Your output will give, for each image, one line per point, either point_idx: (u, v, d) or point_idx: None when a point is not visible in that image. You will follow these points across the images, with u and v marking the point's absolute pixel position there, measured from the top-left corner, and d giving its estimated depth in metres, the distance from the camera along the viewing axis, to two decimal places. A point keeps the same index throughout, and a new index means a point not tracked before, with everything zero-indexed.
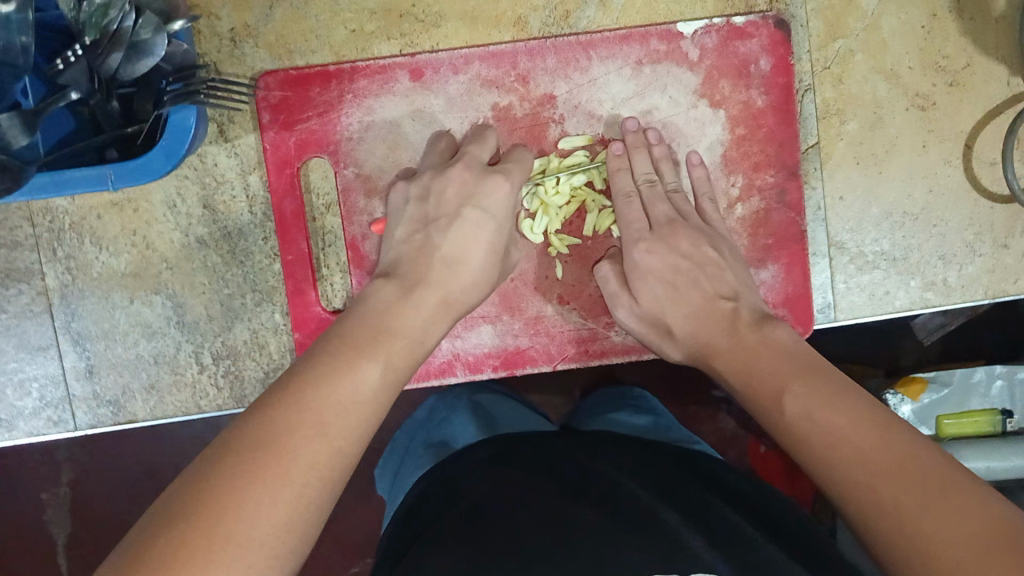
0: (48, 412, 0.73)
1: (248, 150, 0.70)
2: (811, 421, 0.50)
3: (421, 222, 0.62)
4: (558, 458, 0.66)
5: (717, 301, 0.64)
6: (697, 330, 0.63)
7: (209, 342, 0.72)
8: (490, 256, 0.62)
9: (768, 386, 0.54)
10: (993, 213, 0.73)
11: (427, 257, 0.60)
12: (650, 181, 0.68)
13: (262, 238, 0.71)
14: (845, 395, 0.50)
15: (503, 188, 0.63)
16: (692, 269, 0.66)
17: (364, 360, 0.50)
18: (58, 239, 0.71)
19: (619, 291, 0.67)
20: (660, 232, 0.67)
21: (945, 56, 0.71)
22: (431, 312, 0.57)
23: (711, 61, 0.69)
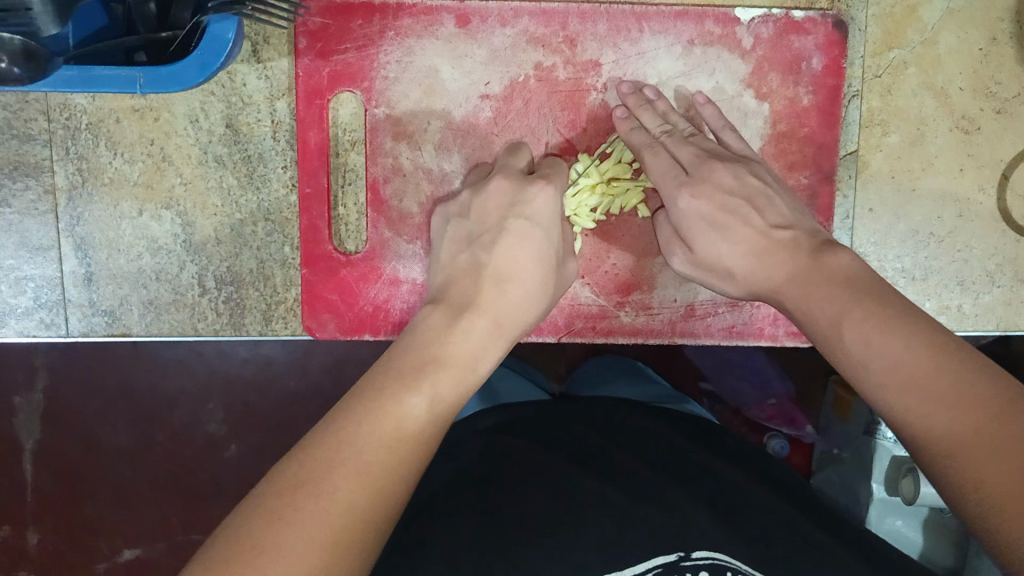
0: (41, 314, 0.72)
1: (279, 75, 0.68)
2: (868, 347, 0.49)
3: (465, 242, 0.61)
4: (564, 424, 0.72)
5: (772, 234, 0.59)
6: (754, 270, 0.59)
7: (214, 265, 0.71)
8: (541, 266, 0.60)
9: (828, 313, 0.52)
10: (1018, 246, 0.72)
11: (475, 276, 0.59)
12: (665, 130, 0.65)
13: (282, 166, 0.69)
14: (904, 325, 0.48)
15: (547, 194, 0.62)
16: (740, 203, 0.60)
17: (410, 393, 0.48)
18: (72, 138, 0.69)
19: (676, 238, 0.65)
20: (698, 173, 0.62)
21: (997, 82, 0.70)
22: (481, 337, 0.55)
23: (763, 52, 0.67)
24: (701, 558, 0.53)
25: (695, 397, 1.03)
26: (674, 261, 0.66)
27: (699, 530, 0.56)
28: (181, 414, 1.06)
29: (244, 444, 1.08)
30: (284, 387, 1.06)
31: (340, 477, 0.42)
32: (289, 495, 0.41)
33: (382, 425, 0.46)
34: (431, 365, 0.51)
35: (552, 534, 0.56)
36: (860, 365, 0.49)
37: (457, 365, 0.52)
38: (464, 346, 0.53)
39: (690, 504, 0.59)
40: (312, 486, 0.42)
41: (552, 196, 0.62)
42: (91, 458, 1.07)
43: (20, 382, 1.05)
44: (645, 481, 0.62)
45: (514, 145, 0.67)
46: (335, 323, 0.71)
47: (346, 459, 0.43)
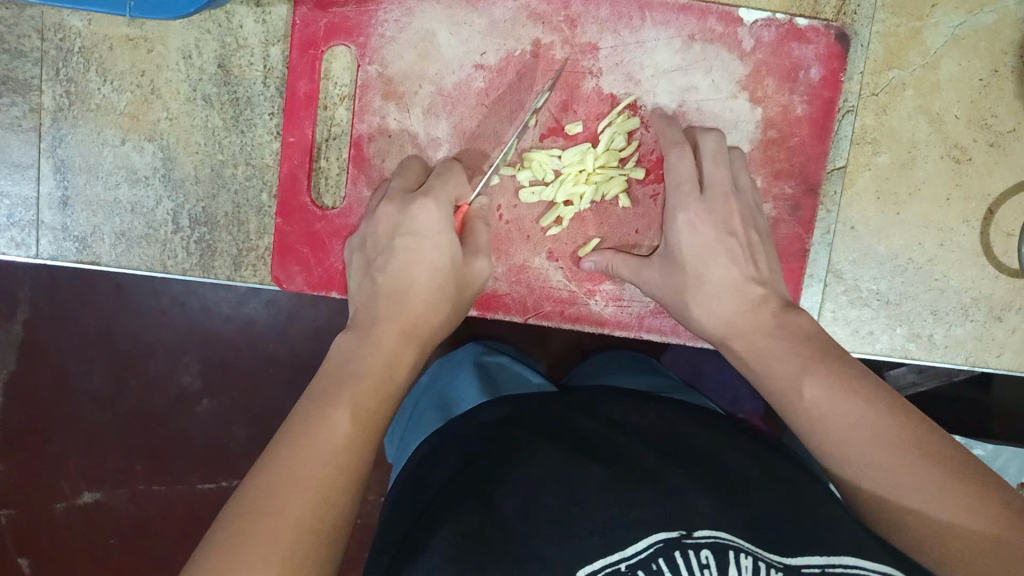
0: (12, 233, 0.71)
1: (276, 21, 0.68)
2: (824, 407, 0.51)
3: (365, 267, 0.62)
4: (570, 408, 0.69)
5: (750, 286, 0.61)
6: (716, 305, 0.61)
7: (190, 205, 0.70)
8: (440, 276, 0.60)
9: (787, 371, 0.54)
10: (996, 282, 0.71)
11: (376, 297, 0.59)
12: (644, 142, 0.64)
13: (268, 113, 0.69)
14: (866, 386, 0.51)
15: (428, 207, 0.61)
16: (735, 245, 0.62)
17: (335, 408, 0.48)
18: (64, 59, 0.69)
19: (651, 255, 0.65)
20: (710, 194, 0.63)
21: (993, 115, 0.69)
22: (393, 346, 0.55)
23: (762, 56, 0.67)
24: (703, 536, 0.49)
25: None
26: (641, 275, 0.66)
27: (700, 510, 0.51)
28: (156, 362, 1.06)
29: (217, 400, 1.07)
30: (262, 348, 1.05)
31: (284, 495, 0.42)
32: (233, 531, 0.40)
33: (312, 443, 0.45)
34: (351, 382, 0.51)
35: (558, 520, 0.53)
36: (820, 425, 0.51)
37: (376, 377, 0.52)
38: (376, 356, 0.54)
39: (699, 486, 0.55)
40: (254, 514, 0.41)
41: (432, 208, 0.61)
42: (61, 396, 1.06)
43: None
44: (649, 464, 0.58)
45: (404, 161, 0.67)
46: (302, 276, 0.70)
47: (280, 483, 0.43)
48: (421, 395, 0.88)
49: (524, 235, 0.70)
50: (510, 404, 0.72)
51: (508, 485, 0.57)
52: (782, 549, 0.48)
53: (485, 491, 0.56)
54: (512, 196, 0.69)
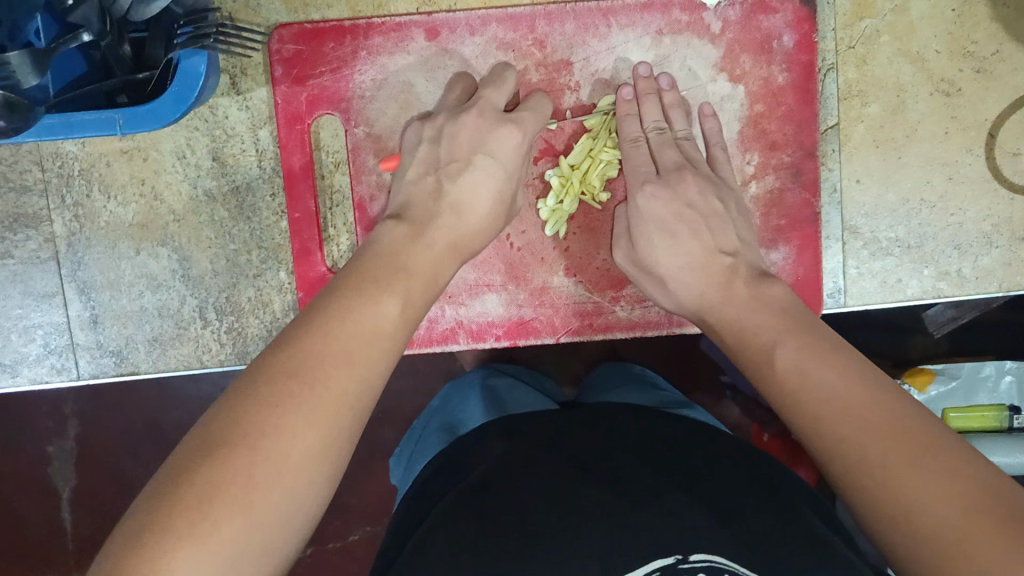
0: (52, 359, 0.73)
1: (259, 104, 0.69)
2: (803, 373, 0.49)
3: (431, 166, 0.62)
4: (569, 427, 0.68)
5: (718, 256, 0.62)
6: (685, 279, 0.62)
7: (213, 298, 0.72)
8: (497, 206, 0.61)
9: (762, 340, 0.53)
10: (1013, 204, 0.71)
11: (433, 202, 0.59)
12: (659, 127, 0.66)
13: (270, 194, 0.71)
14: (839, 357, 0.49)
15: (514, 138, 0.62)
16: (697, 218, 0.64)
17: (383, 298, 0.49)
18: (67, 185, 0.71)
19: (624, 233, 0.67)
20: (666, 177, 0.65)
21: (973, 42, 0.69)
22: (440, 253, 0.56)
23: (733, 35, 0.68)
24: (699, 561, 0.48)
25: (715, 387, 1.01)
26: (617, 252, 0.68)
27: (691, 528, 0.50)
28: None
29: None
30: None
31: (269, 413, 0.42)
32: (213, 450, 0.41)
33: (307, 365, 0.44)
34: (402, 276, 0.52)
35: (554, 538, 0.52)
36: (787, 386, 0.49)
37: (424, 277, 0.53)
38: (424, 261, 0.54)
39: (694, 500, 0.54)
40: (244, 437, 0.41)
41: (518, 138, 0.62)
42: (121, 497, 1.08)
43: (47, 431, 1.06)
44: (645, 477, 0.57)
45: (454, 78, 0.66)
46: None
47: (266, 406, 0.42)
48: (424, 428, 0.89)
49: (539, 257, 0.71)
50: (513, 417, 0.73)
51: (503, 497, 0.57)
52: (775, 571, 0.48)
53: (480, 508, 0.56)
54: (519, 223, 0.70)
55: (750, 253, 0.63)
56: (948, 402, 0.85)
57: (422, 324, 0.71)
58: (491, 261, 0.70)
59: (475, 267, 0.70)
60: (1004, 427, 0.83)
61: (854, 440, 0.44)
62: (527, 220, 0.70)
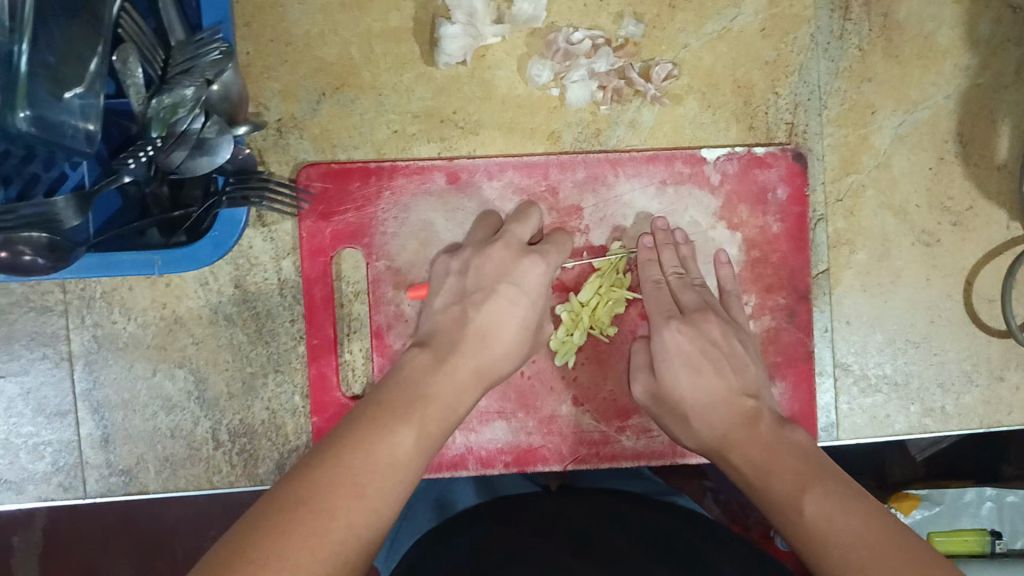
0: (59, 477, 0.74)
1: (284, 236, 0.72)
2: (827, 521, 0.53)
3: (458, 295, 0.65)
4: (568, 526, 0.72)
5: (741, 397, 0.67)
6: (710, 418, 0.66)
7: (226, 419, 0.74)
8: (522, 333, 0.65)
9: (785, 489, 0.57)
10: (990, 346, 0.76)
11: (462, 328, 0.63)
12: (677, 272, 0.71)
13: (289, 320, 0.73)
14: (861, 507, 0.53)
15: (538, 269, 0.66)
16: (720, 357, 0.68)
17: (404, 426, 0.53)
18: (88, 307, 0.73)
19: (642, 367, 0.71)
20: (690, 316, 0.70)
21: (950, 197, 0.75)
22: (462, 380, 0.59)
23: (731, 186, 0.73)
24: None
25: (698, 491, 1.02)
26: (634, 385, 0.71)
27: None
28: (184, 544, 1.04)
29: None
30: None
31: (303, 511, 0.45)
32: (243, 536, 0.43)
33: (336, 481, 0.47)
34: (421, 403, 0.56)
35: None
36: (811, 524, 0.54)
37: (442, 404, 0.57)
38: (445, 386, 0.58)
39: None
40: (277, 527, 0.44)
41: (542, 270, 0.66)
42: None
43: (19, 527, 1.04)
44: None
45: (485, 215, 0.71)
46: None
47: (305, 508, 0.45)
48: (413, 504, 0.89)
49: (548, 387, 0.73)
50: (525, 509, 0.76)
51: None
52: None
53: None
54: None
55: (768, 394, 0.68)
56: (933, 526, 0.88)
57: None
58: (502, 389, 0.73)
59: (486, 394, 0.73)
60: (988, 552, 0.86)
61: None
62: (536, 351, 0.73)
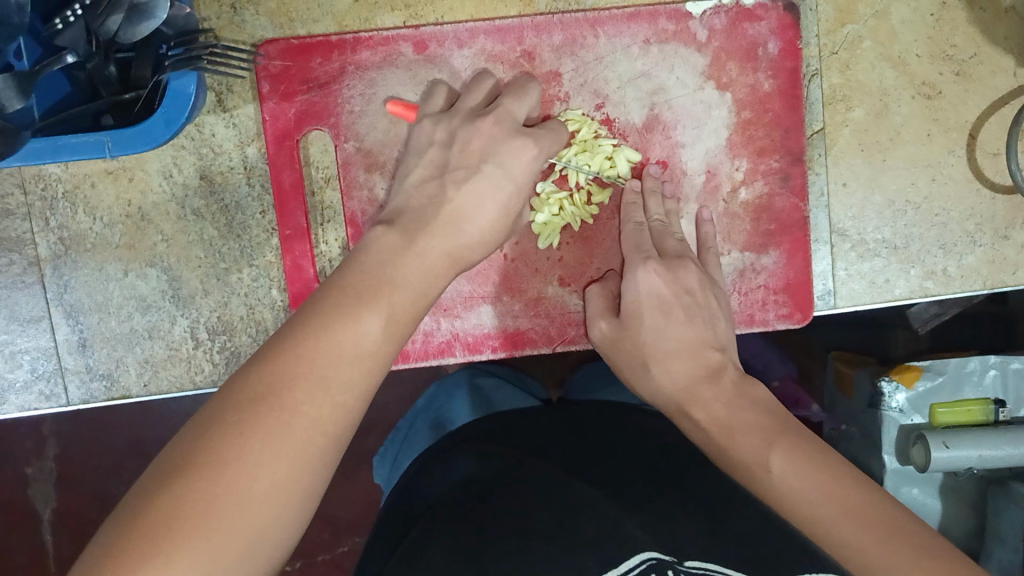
0: (40, 385, 0.72)
1: (246, 121, 0.69)
2: (794, 478, 0.50)
3: (437, 170, 0.58)
4: (557, 442, 0.70)
5: (708, 351, 0.63)
6: (672, 367, 0.62)
7: (204, 317, 0.71)
8: (501, 219, 0.57)
9: (749, 444, 0.54)
10: (994, 203, 0.72)
11: (436, 207, 0.55)
12: (660, 220, 0.68)
13: (260, 211, 0.70)
14: (829, 463, 0.50)
15: (528, 152, 0.59)
16: (693, 306, 0.65)
17: (369, 312, 0.46)
18: (51, 208, 0.70)
19: (602, 313, 0.67)
20: (667, 261, 0.66)
21: (952, 45, 0.70)
22: (433, 262, 0.52)
23: (719, 43, 0.69)
24: (695, 566, 0.50)
25: None
26: (593, 331, 0.67)
27: (688, 536, 0.54)
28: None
29: None
30: None
31: (300, 391, 0.41)
32: (235, 418, 0.40)
33: (325, 358, 0.43)
34: (386, 288, 0.48)
35: (549, 539, 0.53)
36: (784, 491, 0.50)
37: (408, 291, 0.49)
38: (418, 269, 0.51)
39: (688, 516, 0.57)
40: (276, 400, 0.41)
41: (531, 154, 0.59)
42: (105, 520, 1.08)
43: (27, 453, 1.07)
44: (642, 492, 0.60)
45: (478, 77, 0.65)
46: None
47: (302, 367, 0.42)
48: (412, 422, 0.88)
49: (532, 268, 0.71)
50: (504, 419, 0.76)
51: (503, 504, 0.59)
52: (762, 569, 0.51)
53: (481, 518, 0.57)
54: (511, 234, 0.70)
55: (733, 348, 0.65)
56: (935, 399, 0.85)
57: (418, 338, 0.71)
58: (486, 273, 0.70)
59: (470, 279, 0.70)
60: (991, 421, 0.84)
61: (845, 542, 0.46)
62: (519, 231, 0.70)
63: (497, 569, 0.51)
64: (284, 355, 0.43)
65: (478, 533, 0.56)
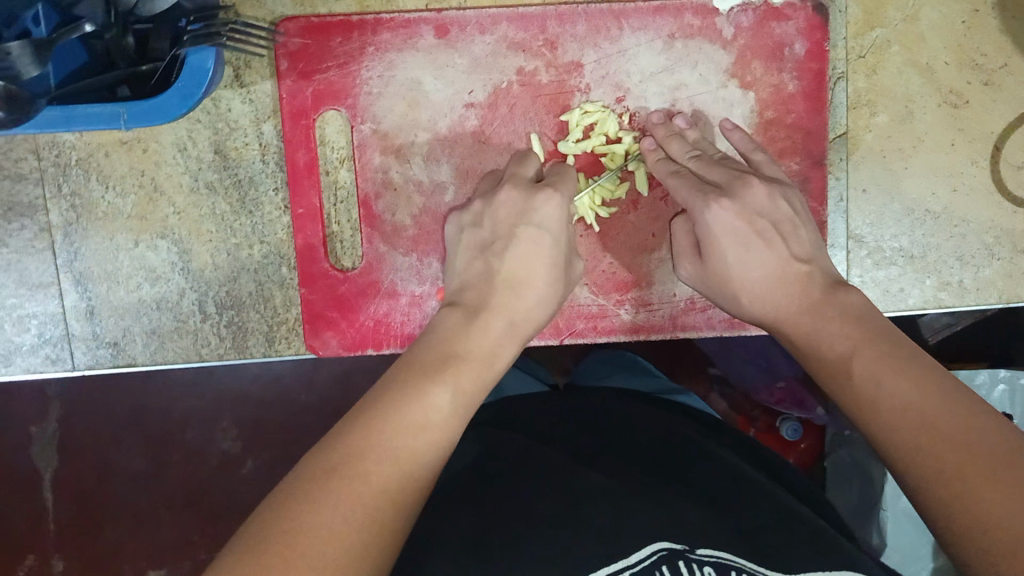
0: (46, 349, 0.72)
1: (263, 97, 0.68)
2: (877, 384, 0.49)
3: (478, 248, 0.62)
4: (570, 428, 0.69)
5: (792, 264, 0.60)
6: (762, 292, 0.61)
7: (212, 291, 0.71)
8: (553, 272, 0.61)
9: (837, 350, 0.53)
10: (1015, 217, 0.71)
11: (489, 282, 0.60)
12: (695, 154, 0.65)
13: (273, 189, 0.70)
14: (916, 367, 0.49)
15: (554, 202, 0.62)
16: (768, 227, 0.61)
17: (437, 387, 0.50)
18: (64, 174, 0.70)
19: (688, 250, 0.66)
20: (729, 188, 0.62)
21: (982, 54, 0.69)
22: (497, 335, 0.57)
23: (744, 41, 0.68)
24: (706, 555, 0.49)
25: (705, 383, 1.02)
26: (683, 271, 0.67)
27: (698, 521, 0.53)
28: (193, 435, 1.08)
29: (260, 458, 1.08)
30: (296, 401, 1.07)
31: (362, 466, 0.44)
32: (296, 492, 0.42)
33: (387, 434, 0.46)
34: (452, 363, 0.52)
35: (553, 525, 0.53)
36: (860, 388, 0.50)
37: (475, 363, 0.53)
38: (481, 343, 0.55)
39: (694, 500, 0.56)
40: (334, 480, 0.43)
41: (558, 203, 0.62)
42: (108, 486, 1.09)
43: (33, 415, 1.08)
44: (653, 477, 0.59)
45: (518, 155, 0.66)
46: (336, 339, 0.71)
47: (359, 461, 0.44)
48: None
49: None
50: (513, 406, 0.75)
51: (511, 491, 0.58)
52: (775, 561, 0.49)
53: (489, 505, 0.57)
54: None
55: (820, 255, 0.62)
56: None
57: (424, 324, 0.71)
58: None
59: None
60: None
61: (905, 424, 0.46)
62: None
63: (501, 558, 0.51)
64: (343, 445, 0.45)
65: (485, 521, 0.55)
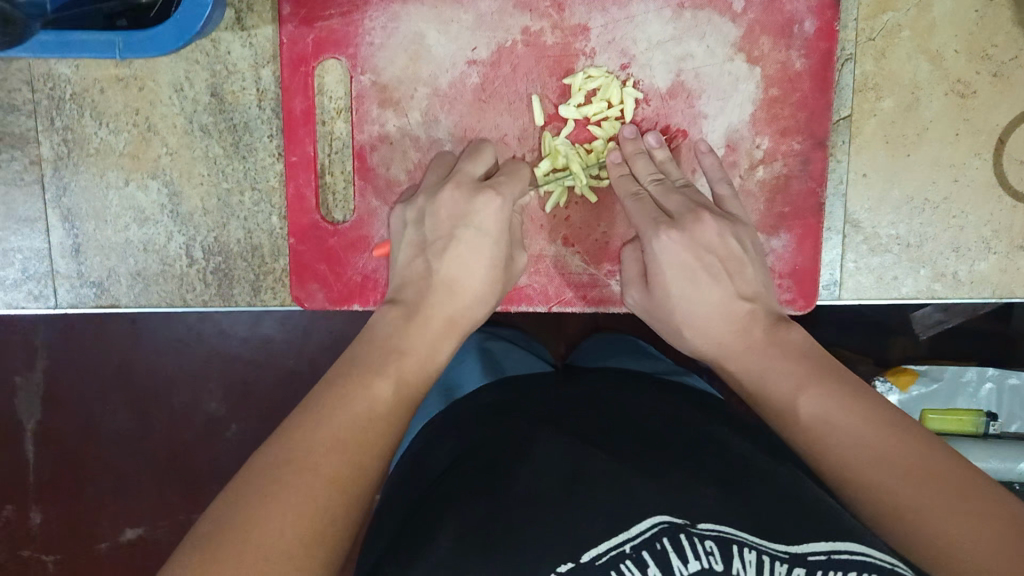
0: (30, 285, 0.71)
1: (263, 41, 0.68)
2: (830, 420, 0.48)
3: (419, 248, 0.60)
4: (566, 410, 0.68)
5: (739, 300, 0.59)
6: (705, 327, 0.59)
7: (201, 236, 0.70)
8: (491, 273, 0.59)
9: (782, 389, 0.52)
10: (1014, 213, 0.71)
11: (427, 284, 0.58)
12: (654, 179, 0.64)
13: (268, 135, 0.69)
14: (865, 403, 0.48)
15: (494, 205, 0.59)
16: (715, 262, 0.59)
17: (379, 378, 0.49)
18: (58, 108, 0.69)
19: (634, 279, 0.65)
20: (680, 220, 0.60)
21: (993, 45, 0.68)
22: (434, 332, 0.55)
23: (755, 15, 0.67)
24: (708, 529, 0.47)
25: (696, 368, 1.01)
26: (628, 297, 0.66)
27: (706, 496, 0.52)
28: (178, 392, 1.07)
29: (245, 421, 1.07)
30: (283, 366, 1.06)
31: (301, 465, 0.42)
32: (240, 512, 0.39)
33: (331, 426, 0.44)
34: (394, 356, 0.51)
35: (559, 507, 0.51)
36: (819, 428, 0.48)
37: (416, 357, 0.52)
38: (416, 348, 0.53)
39: (703, 477, 0.54)
40: (271, 483, 0.40)
41: (497, 206, 0.59)
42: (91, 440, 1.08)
43: (17, 364, 1.06)
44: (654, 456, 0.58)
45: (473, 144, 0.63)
46: (323, 293, 0.70)
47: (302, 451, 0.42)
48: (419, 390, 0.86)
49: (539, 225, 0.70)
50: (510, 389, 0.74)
51: (507, 476, 0.57)
52: (785, 537, 0.48)
53: (488, 490, 0.55)
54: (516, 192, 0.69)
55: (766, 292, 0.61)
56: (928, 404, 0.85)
57: None
58: None
59: None
60: (981, 433, 0.83)
61: (862, 468, 0.45)
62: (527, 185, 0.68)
63: (504, 545, 0.49)
64: (277, 445, 0.43)
65: (486, 505, 0.54)
